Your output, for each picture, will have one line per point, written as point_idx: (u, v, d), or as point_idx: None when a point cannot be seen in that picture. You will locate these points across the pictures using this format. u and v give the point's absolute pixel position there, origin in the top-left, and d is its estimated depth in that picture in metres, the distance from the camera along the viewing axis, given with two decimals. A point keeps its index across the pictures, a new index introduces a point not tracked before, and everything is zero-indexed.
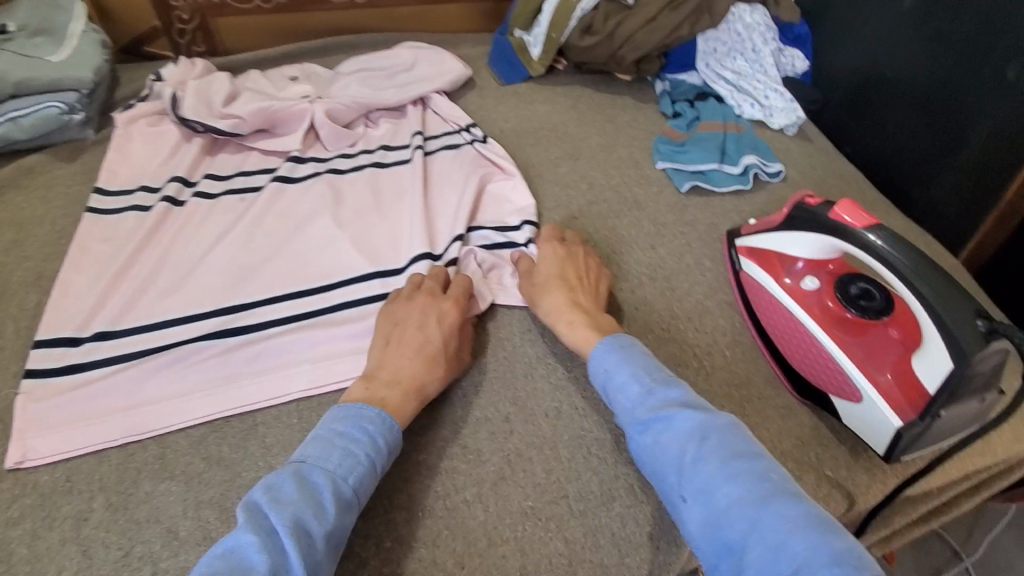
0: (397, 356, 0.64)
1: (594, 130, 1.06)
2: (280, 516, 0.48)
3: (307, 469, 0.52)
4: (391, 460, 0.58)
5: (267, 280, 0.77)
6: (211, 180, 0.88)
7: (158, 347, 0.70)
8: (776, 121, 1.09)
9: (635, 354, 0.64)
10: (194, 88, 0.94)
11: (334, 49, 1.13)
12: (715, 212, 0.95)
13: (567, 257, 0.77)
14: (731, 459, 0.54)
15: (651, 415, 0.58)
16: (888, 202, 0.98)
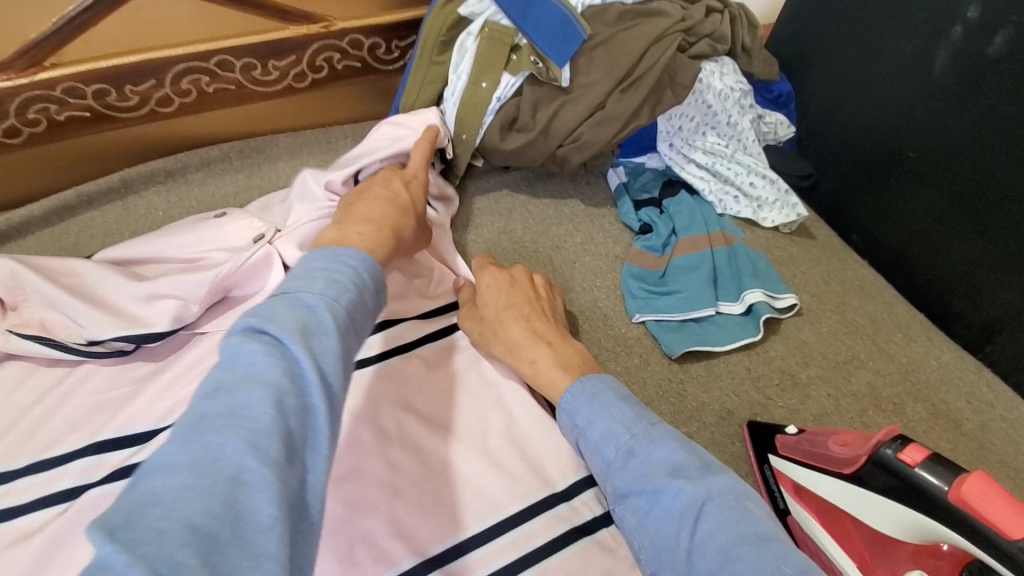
0: (371, 205, 0.62)
1: (538, 265, 0.77)
2: (282, 327, 0.40)
3: (295, 295, 0.43)
4: (380, 299, 0.51)
5: None
6: None
7: None
8: (768, 218, 0.84)
9: (606, 401, 0.52)
10: (58, 296, 0.61)
11: (142, 181, 0.76)
12: (725, 386, 0.68)
13: (511, 278, 0.68)
14: (733, 547, 0.41)
15: (633, 486, 0.47)
16: (926, 322, 0.76)
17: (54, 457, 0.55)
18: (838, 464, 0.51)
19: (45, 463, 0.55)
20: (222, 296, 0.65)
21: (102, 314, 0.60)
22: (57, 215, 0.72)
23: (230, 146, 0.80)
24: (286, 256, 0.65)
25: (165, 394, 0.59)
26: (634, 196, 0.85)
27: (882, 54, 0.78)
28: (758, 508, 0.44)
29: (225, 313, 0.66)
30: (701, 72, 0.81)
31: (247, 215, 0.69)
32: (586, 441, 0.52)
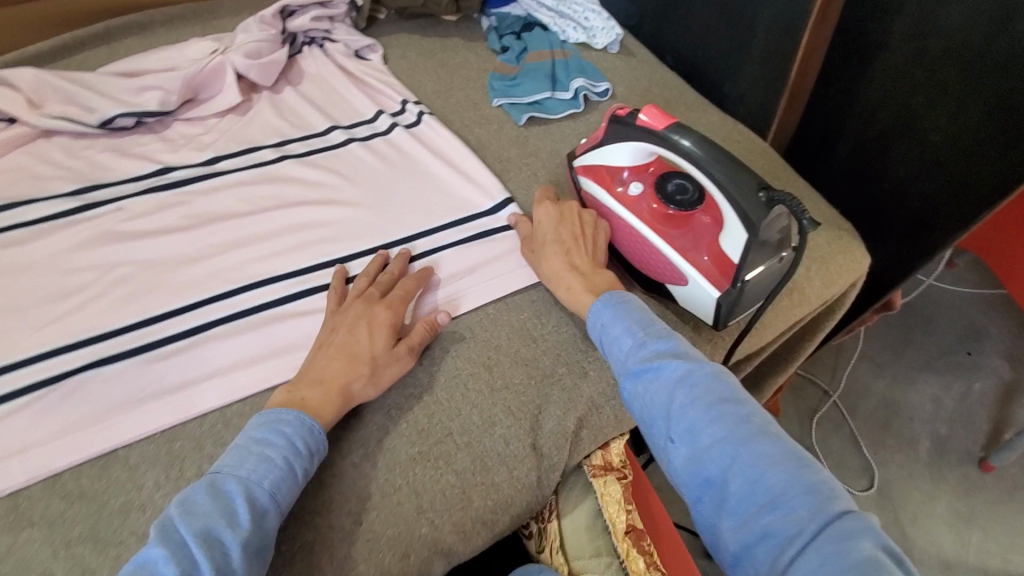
0: (328, 359, 0.65)
1: (427, 77, 1.04)
2: (189, 528, 0.51)
3: (221, 480, 0.55)
4: (316, 463, 0.60)
5: (105, 287, 0.70)
6: (49, 199, 0.78)
7: (50, 378, 0.63)
8: (598, 41, 1.13)
9: (627, 306, 0.68)
10: (74, 94, 0.87)
11: (120, 32, 1.01)
12: (557, 139, 0.98)
13: (563, 215, 0.78)
14: (716, 402, 0.58)
15: (641, 365, 0.63)
16: (705, 102, 1.07)
17: (98, 184, 0.81)
18: (598, 141, 0.82)
19: (94, 184, 0.81)
20: (192, 95, 0.92)
21: (110, 101, 0.87)
22: (57, 53, 0.96)
23: (185, 8, 1.05)
24: (233, 63, 0.92)
25: (161, 150, 0.86)
26: (501, 33, 1.12)
27: None
28: (732, 380, 0.61)
29: (195, 108, 0.92)
30: None
31: (205, 41, 0.96)
32: (608, 336, 0.67)
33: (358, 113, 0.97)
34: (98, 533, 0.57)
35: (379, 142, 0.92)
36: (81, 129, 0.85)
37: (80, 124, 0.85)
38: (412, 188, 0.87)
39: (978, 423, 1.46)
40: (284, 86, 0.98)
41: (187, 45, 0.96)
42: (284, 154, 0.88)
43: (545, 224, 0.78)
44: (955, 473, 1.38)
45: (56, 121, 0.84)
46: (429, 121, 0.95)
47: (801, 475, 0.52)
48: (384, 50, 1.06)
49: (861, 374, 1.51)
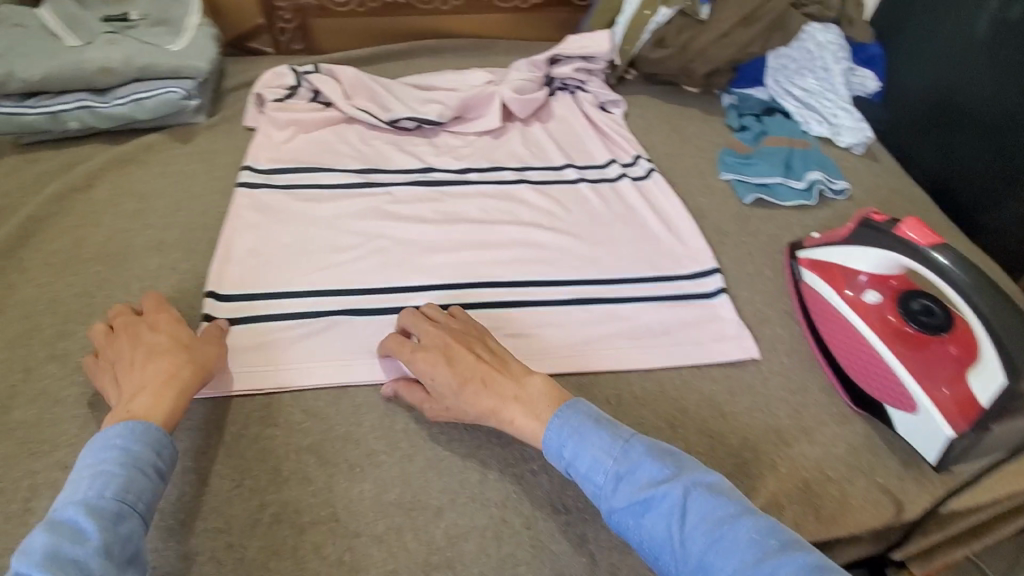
0: (146, 365, 0.59)
1: (660, 139, 1.10)
2: (23, 564, 0.44)
3: (54, 515, 0.48)
4: (163, 459, 0.54)
5: (365, 253, 0.83)
6: (342, 171, 0.95)
7: (315, 312, 0.76)
8: (843, 139, 1.11)
9: (590, 428, 0.58)
10: (375, 95, 1.06)
11: (418, 52, 1.22)
12: (779, 224, 0.96)
13: (449, 357, 0.64)
14: (714, 527, 0.51)
15: (634, 500, 0.54)
16: (951, 227, 0.99)
17: (376, 168, 0.96)
18: (836, 239, 0.80)
19: (374, 167, 0.97)
20: (462, 114, 1.06)
21: (403, 107, 1.04)
22: (368, 60, 1.19)
23: (469, 42, 1.24)
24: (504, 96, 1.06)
25: (429, 151, 1.01)
26: (740, 112, 1.15)
27: (942, 28, 1.06)
28: (726, 489, 0.55)
29: (460, 125, 1.06)
30: (808, 28, 1.13)
31: (482, 73, 1.11)
32: (575, 471, 0.58)
33: (592, 157, 1.05)
34: (322, 447, 0.64)
35: (610, 186, 0.99)
36: (374, 123, 1.02)
37: (375, 117, 1.02)
38: (630, 236, 0.91)
39: None
40: (535, 120, 1.10)
41: (465, 73, 1.12)
42: (523, 178, 0.99)
43: (425, 365, 0.65)
44: None
45: (361, 113, 1.01)
46: (659, 179, 1.00)
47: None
48: (626, 108, 1.14)
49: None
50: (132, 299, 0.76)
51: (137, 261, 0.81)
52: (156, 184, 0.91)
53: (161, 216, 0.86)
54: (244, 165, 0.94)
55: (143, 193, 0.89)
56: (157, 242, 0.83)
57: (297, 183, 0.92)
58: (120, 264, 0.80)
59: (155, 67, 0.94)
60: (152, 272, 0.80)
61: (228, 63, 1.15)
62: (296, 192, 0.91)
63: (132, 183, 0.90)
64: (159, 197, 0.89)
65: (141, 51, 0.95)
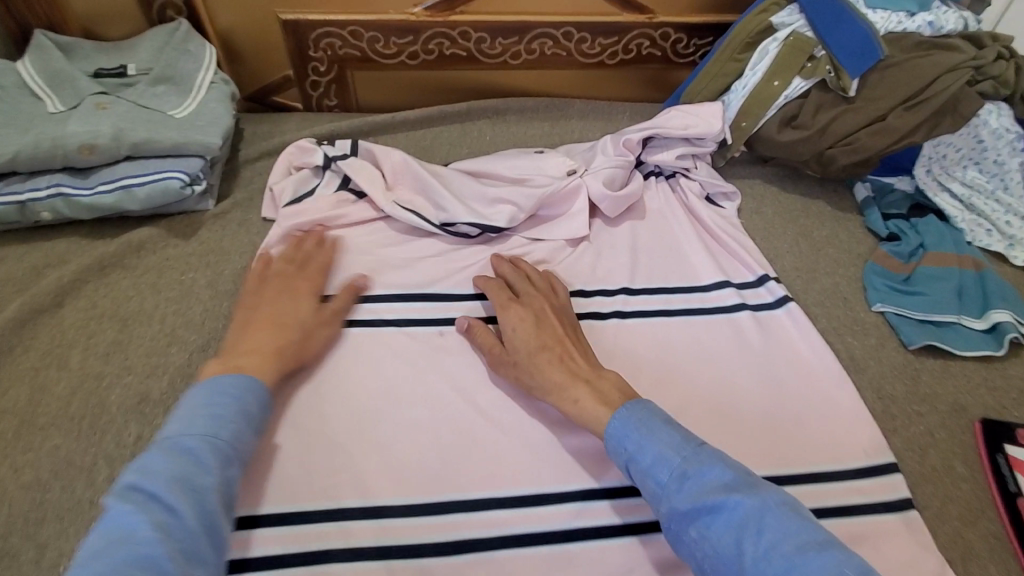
0: (257, 330, 0.63)
1: (787, 246, 0.86)
2: (156, 482, 0.45)
3: (173, 438, 0.49)
4: (263, 415, 0.56)
5: (418, 435, 0.63)
6: (387, 301, 0.73)
7: (362, 550, 0.56)
8: (1018, 257, 0.87)
9: (656, 425, 0.54)
10: (425, 179, 0.83)
11: (478, 113, 0.99)
12: (960, 384, 0.72)
13: (538, 319, 0.67)
14: (796, 552, 0.44)
15: (698, 504, 0.49)
16: None
17: (430, 291, 0.75)
18: None
19: (428, 292, 0.75)
20: (537, 212, 0.83)
21: (461, 204, 0.81)
22: (419, 123, 0.97)
23: (540, 101, 1.01)
24: (591, 189, 0.84)
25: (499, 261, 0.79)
26: (882, 209, 0.91)
27: None
28: (808, 516, 0.48)
29: (534, 225, 0.84)
30: (981, 110, 0.87)
31: (560, 156, 0.88)
32: (637, 465, 0.54)
33: (702, 273, 0.82)
34: None
35: (731, 321, 0.77)
36: (422, 226, 0.80)
37: (425, 221, 0.80)
38: (766, 407, 0.69)
39: None
40: (628, 219, 0.87)
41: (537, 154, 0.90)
42: (614, 307, 0.77)
43: (517, 326, 0.67)
44: None
45: (407, 215, 0.79)
46: (795, 310, 0.77)
47: None
48: (740, 200, 0.92)
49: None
50: (100, 493, 0.56)
51: (109, 427, 0.60)
52: (144, 301, 0.70)
53: (146, 353, 0.65)
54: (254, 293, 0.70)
55: (126, 316, 0.68)
56: (138, 398, 0.62)
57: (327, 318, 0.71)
58: (87, 434, 0.59)
59: (153, 143, 0.75)
60: (127, 449, 0.59)
61: (246, 124, 0.94)
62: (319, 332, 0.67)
63: (113, 300, 0.70)
64: (147, 323, 0.68)
65: (131, 121, 0.76)
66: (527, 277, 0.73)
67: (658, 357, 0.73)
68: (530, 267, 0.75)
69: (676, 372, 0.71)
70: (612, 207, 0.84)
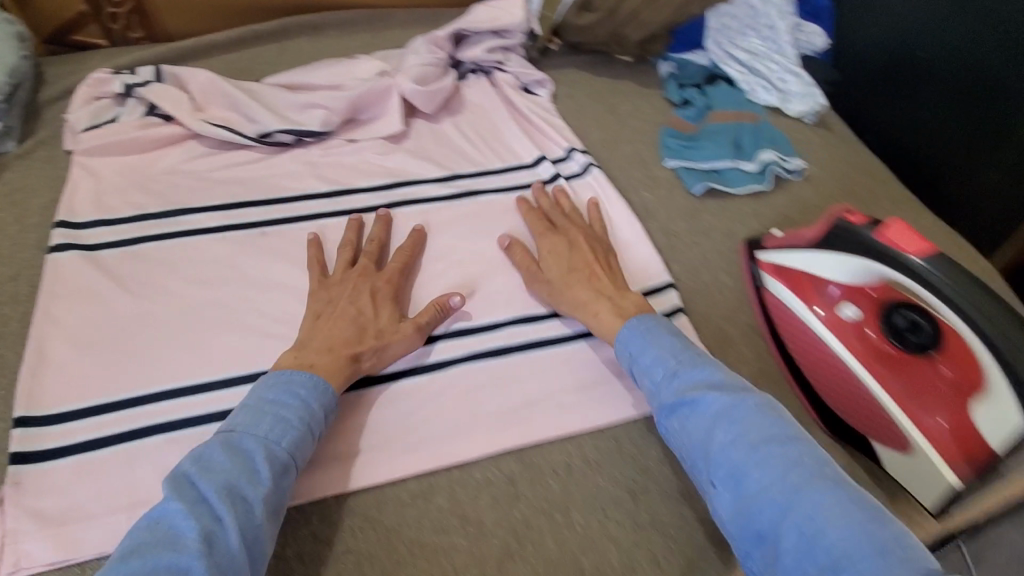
0: (330, 326, 0.62)
1: (594, 123, 0.95)
2: (210, 484, 0.48)
3: (238, 437, 0.52)
4: (327, 424, 0.58)
5: (241, 321, 0.67)
6: (203, 211, 0.75)
7: (178, 422, 0.59)
8: (794, 108, 0.98)
9: (658, 335, 0.61)
10: (237, 96, 0.84)
11: (293, 31, 0.99)
12: (733, 216, 0.84)
13: (570, 246, 0.73)
14: (759, 445, 0.52)
15: (677, 398, 0.56)
16: (916, 205, 0.90)
17: (248, 198, 0.78)
18: (803, 242, 0.69)
19: (247, 200, 0.78)
20: (353, 115, 0.87)
21: (272, 114, 0.83)
22: (232, 46, 0.96)
23: (358, 14, 1.02)
24: (402, 87, 0.87)
25: (320, 164, 0.83)
26: (679, 82, 1.01)
27: None
28: (782, 414, 0.55)
29: (354, 128, 0.88)
30: None
31: (373, 60, 0.92)
32: (638, 366, 0.61)
33: (516, 155, 0.89)
34: None
35: (542, 191, 0.84)
36: (237, 139, 0.82)
37: (238, 134, 0.81)
38: None
39: None
40: (445, 114, 0.92)
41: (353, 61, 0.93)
42: (435, 190, 0.82)
43: (548, 257, 0.72)
44: None
45: (217, 130, 0.81)
46: (596, 175, 0.86)
47: (875, 532, 0.45)
48: (553, 87, 0.98)
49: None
50: None
51: None
52: None
53: None
54: (55, 221, 0.72)
55: None
56: None
57: (141, 236, 0.72)
58: None
59: None
60: None
61: (43, 64, 0.90)
62: (139, 248, 0.72)
63: None
64: None
65: None
66: (566, 211, 0.79)
67: (473, 227, 0.79)
68: (566, 201, 0.80)
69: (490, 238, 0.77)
70: (426, 102, 0.89)
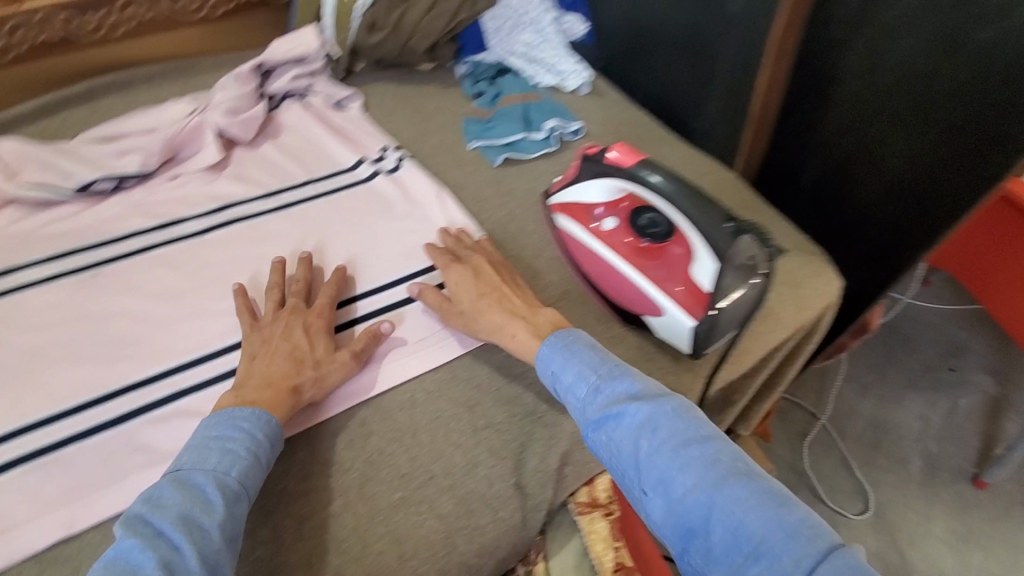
0: (269, 361, 0.67)
1: (404, 123, 1.08)
2: (164, 517, 0.53)
3: (186, 474, 0.56)
4: (275, 452, 0.61)
5: (87, 353, 0.71)
6: (32, 266, 0.78)
7: (34, 452, 0.63)
8: (570, 84, 1.17)
9: (576, 351, 0.67)
10: (51, 157, 0.88)
11: (103, 91, 1.03)
12: (532, 176, 1.00)
13: (477, 272, 0.76)
14: (682, 447, 0.58)
15: (602, 412, 0.62)
16: (676, 138, 1.09)
17: (76, 245, 0.81)
18: (572, 180, 0.86)
19: (71, 249, 0.81)
20: (172, 155, 0.95)
21: (88, 167, 0.88)
22: (40, 114, 0.98)
23: (167, 66, 1.08)
24: (212, 122, 0.95)
25: (148, 203, 0.88)
26: (475, 79, 1.16)
27: None
28: (700, 417, 0.61)
29: (174, 167, 0.95)
30: None
31: (181, 102, 0.99)
32: (561, 384, 0.66)
33: (337, 163, 0.99)
34: None
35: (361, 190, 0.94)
36: (56, 196, 0.85)
37: (56, 191, 0.85)
38: (392, 233, 0.89)
39: (968, 441, 1.52)
40: (262, 139, 1.01)
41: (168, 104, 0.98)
42: (264, 205, 0.91)
43: (456, 286, 0.75)
44: (950, 492, 1.43)
45: (31, 190, 0.84)
46: (408, 166, 0.97)
47: (786, 514, 0.52)
48: (362, 99, 1.10)
49: (848, 395, 1.58)
50: None
51: None
52: None
53: None
54: None
55: None
56: None
57: None
58: None
59: None
60: None
61: None
62: None
63: None
64: None
65: None
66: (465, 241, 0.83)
67: (305, 230, 0.88)
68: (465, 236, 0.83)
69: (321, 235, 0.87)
70: (245, 131, 0.97)
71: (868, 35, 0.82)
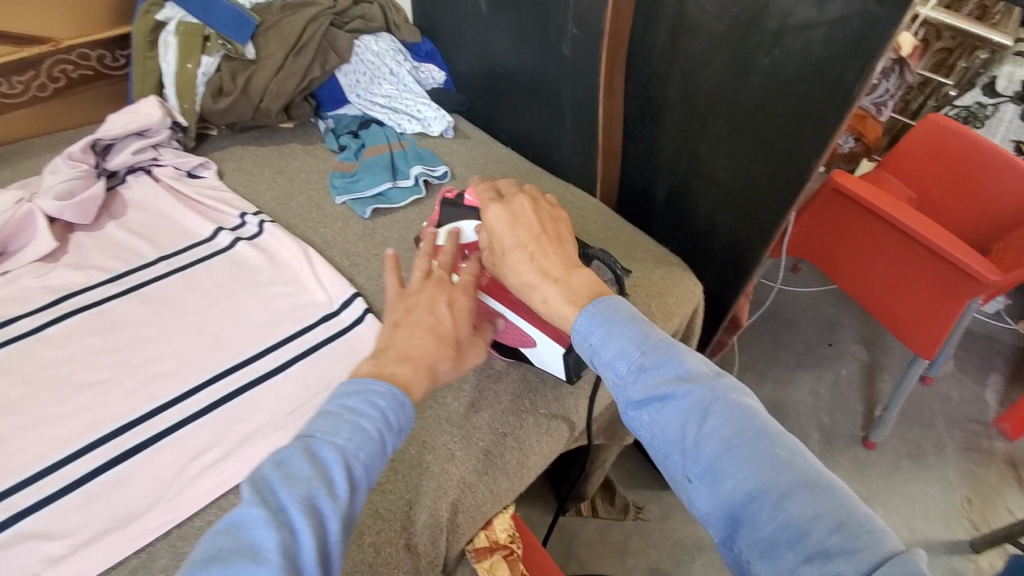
0: (411, 335, 0.60)
1: (266, 185, 1.05)
2: (292, 494, 0.44)
3: (317, 445, 0.48)
4: (403, 436, 0.54)
5: None
6: None
7: None
8: (435, 129, 1.18)
9: (618, 322, 0.57)
10: None
11: None
12: (403, 224, 1.01)
13: (516, 215, 0.69)
14: (734, 438, 0.50)
15: (646, 393, 0.54)
16: (540, 171, 1.14)
17: None
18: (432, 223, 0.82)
19: None
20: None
21: None
22: None
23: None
24: (42, 208, 0.87)
25: None
26: (338, 133, 1.15)
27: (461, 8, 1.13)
28: (754, 403, 0.53)
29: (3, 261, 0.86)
30: (360, 41, 1.16)
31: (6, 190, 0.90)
32: (600, 358, 0.58)
33: (193, 234, 0.94)
34: None
35: (220, 260, 0.90)
36: None
37: None
38: (257, 301, 0.85)
39: (855, 407, 1.66)
40: (107, 218, 0.94)
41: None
42: (108, 289, 0.84)
43: (500, 225, 0.69)
44: (847, 456, 1.55)
45: None
46: (269, 229, 0.94)
47: (847, 523, 0.44)
48: (218, 165, 1.06)
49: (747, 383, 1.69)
50: None
51: None
52: None
53: None
54: None
55: None
56: None
57: None
58: None
59: None
60: None
61: None
62: None
63: None
64: None
65: None
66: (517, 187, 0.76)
67: (157, 311, 0.82)
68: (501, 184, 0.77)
69: (176, 314, 0.82)
70: (82, 213, 0.90)
71: (678, 67, 0.92)
